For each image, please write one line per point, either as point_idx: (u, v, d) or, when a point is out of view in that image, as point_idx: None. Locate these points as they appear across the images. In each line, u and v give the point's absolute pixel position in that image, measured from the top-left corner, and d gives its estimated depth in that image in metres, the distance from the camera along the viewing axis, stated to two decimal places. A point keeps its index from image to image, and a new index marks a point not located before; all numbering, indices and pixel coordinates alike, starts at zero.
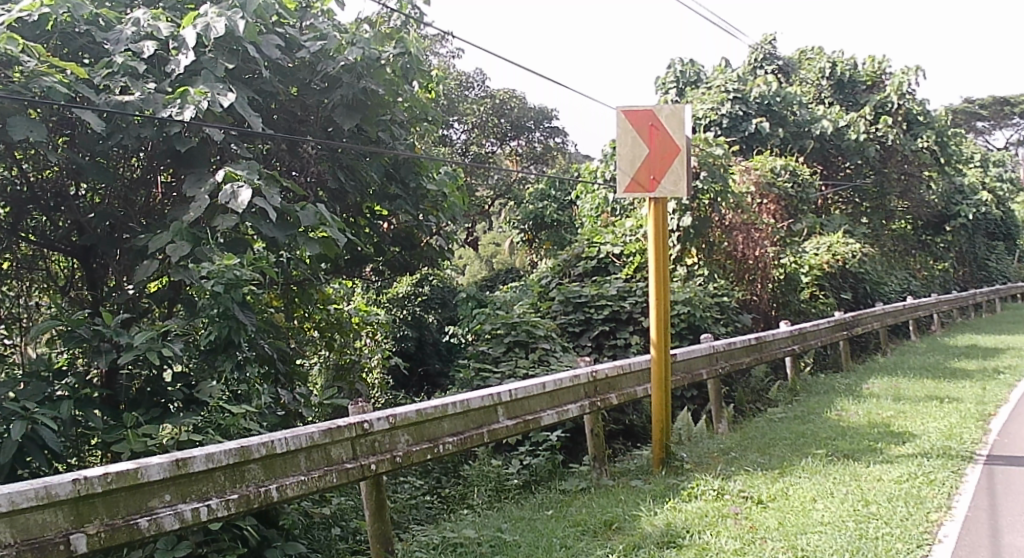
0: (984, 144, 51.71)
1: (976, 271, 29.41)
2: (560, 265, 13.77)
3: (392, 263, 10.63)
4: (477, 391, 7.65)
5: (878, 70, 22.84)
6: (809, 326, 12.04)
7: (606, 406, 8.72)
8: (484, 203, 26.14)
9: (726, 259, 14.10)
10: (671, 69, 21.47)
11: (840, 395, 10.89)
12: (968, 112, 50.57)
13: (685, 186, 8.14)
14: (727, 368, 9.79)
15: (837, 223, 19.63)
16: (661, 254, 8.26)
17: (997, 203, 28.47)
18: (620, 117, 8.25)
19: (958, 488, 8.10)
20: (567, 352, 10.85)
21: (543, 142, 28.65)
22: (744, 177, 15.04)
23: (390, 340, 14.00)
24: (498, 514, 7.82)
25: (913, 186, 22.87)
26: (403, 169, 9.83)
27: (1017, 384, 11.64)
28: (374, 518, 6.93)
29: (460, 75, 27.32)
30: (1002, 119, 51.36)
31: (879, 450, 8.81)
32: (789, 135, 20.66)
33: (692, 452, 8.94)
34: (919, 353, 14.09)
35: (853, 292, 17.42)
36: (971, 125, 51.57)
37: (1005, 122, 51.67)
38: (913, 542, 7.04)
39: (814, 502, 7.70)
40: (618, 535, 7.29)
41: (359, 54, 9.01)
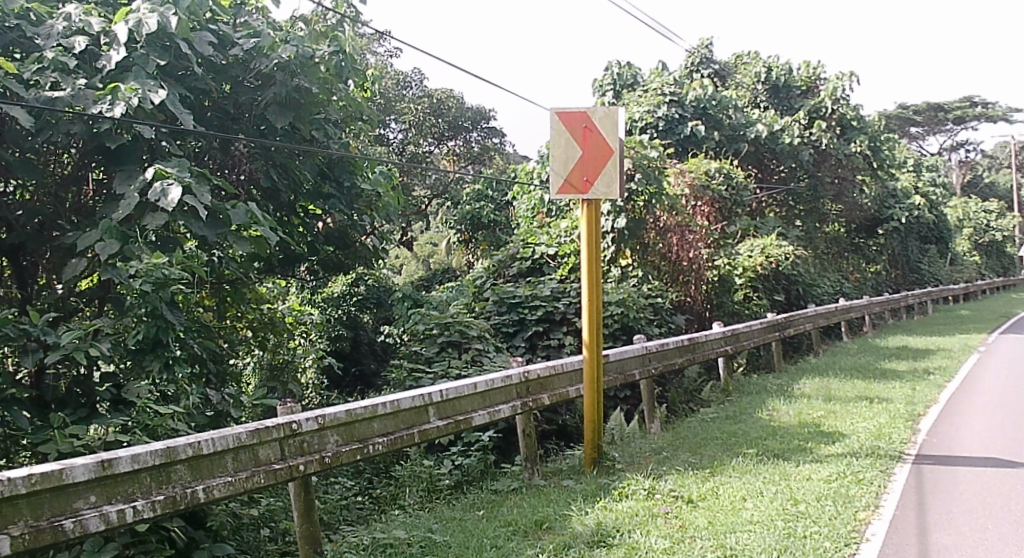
0: (918, 149, 52.54)
1: (907, 274, 29.86)
2: (495, 265, 13.77)
3: (326, 262, 10.55)
4: (408, 391, 7.61)
5: (813, 75, 23.00)
6: (743, 327, 12.13)
7: (539, 407, 8.71)
8: (420, 203, 25.96)
9: (660, 261, 14.28)
10: (607, 72, 21.49)
11: (773, 395, 11.00)
12: (902, 117, 51.40)
13: (618, 188, 8.16)
14: (660, 368, 9.81)
15: (772, 225, 19.80)
16: (593, 254, 8.27)
17: (929, 207, 28.88)
18: (554, 119, 8.23)
19: (886, 488, 8.20)
20: (502, 353, 10.84)
21: (481, 142, 28.63)
22: (678, 179, 15.20)
23: (324, 340, 13.91)
24: (429, 515, 7.79)
25: (847, 190, 23.09)
26: (337, 168, 9.81)
27: (946, 385, 11.82)
28: (303, 519, 6.86)
29: (398, 75, 27.18)
30: (936, 124, 52.03)
31: (809, 449, 8.90)
32: (725, 138, 20.77)
33: (625, 452, 8.96)
34: (850, 353, 14.26)
35: (787, 293, 17.53)
36: (905, 130, 52.39)
37: (938, 128, 52.42)
38: (841, 541, 7.14)
39: (744, 501, 7.77)
40: (548, 535, 7.30)
41: (292, 51, 9.00)
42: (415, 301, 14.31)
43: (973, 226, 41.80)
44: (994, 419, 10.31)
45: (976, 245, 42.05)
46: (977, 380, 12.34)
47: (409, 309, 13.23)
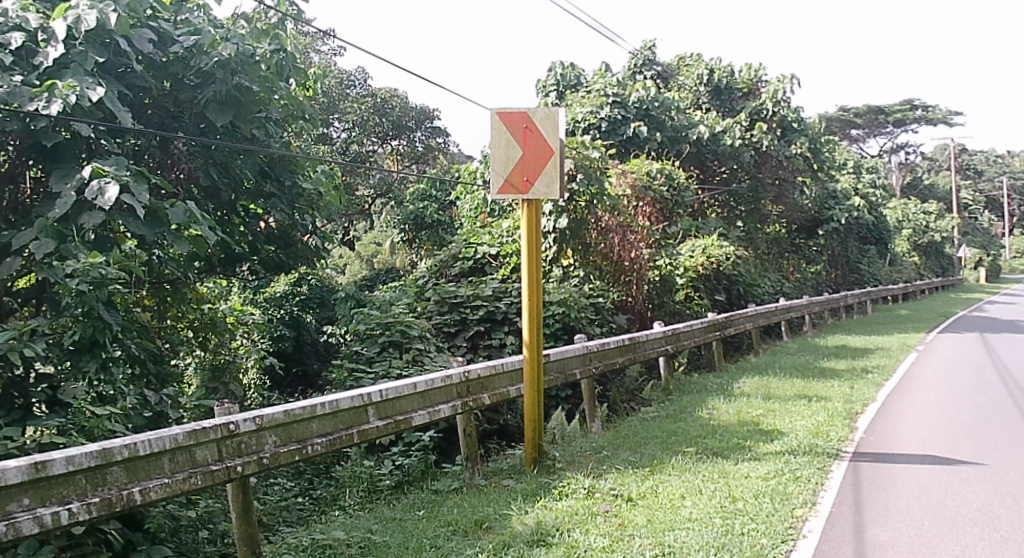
0: (859, 151, 53.11)
1: (847, 275, 30.17)
2: (437, 266, 13.74)
3: (268, 263, 10.48)
4: (347, 392, 7.59)
5: (754, 78, 22.94)
6: (685, 326, 12.22)
7: (479, 407, 8.73)
8: (363, 203, 25.76)
9: (601, 261, 14.40)
10: (551, 72, 21.39)
11: (713, 394, 11.09)
12: (842, 120, 51.91)
13: (558, 188, 8.21)
14: (601, 367, 9.86)
15: (714, 226, 19.95)
16: (533, 253, 8.31)
17: (869, 208, 29.15)
18: (494, 119, 8.24)
19: (823, 485, 8.31)
20: (443, 352, 10.84)
21: (424, 142, 28.55)
22: (620, 179, 15.27)
23: (266, 340, 13.80)
24: (369, 516, 7.78)
25: (787, 191, 23.30)
26: (278, 168, 9.83)
27: (884, 384, 12.01)
28: (241, 520, 6.80)
29: (342, 73, 26.94)
30: (876, 127, 52.52)
31: (748, 448, 8.99)
32: (666, 139, 20.60)
33: (566, 451, 9.00)
34: (790, 353, 14.41)
35: (728, 293, 17.58)
36: (846, 133, 52.90)
37: (879, 130, 52.93)
38: (778, 538, 7.23)
39: (683, 499, 7.83)
40: (488, 534, 7.31)
41: (232, 50, 9.03)
42: (357, 302, 14.28)
43: (911, 227, 42.29)
44: (928, 416, 10.49)
45: (916, 245, 42.53)
46: (914, 378, 12.57)
47: (350, 310, 13.19)
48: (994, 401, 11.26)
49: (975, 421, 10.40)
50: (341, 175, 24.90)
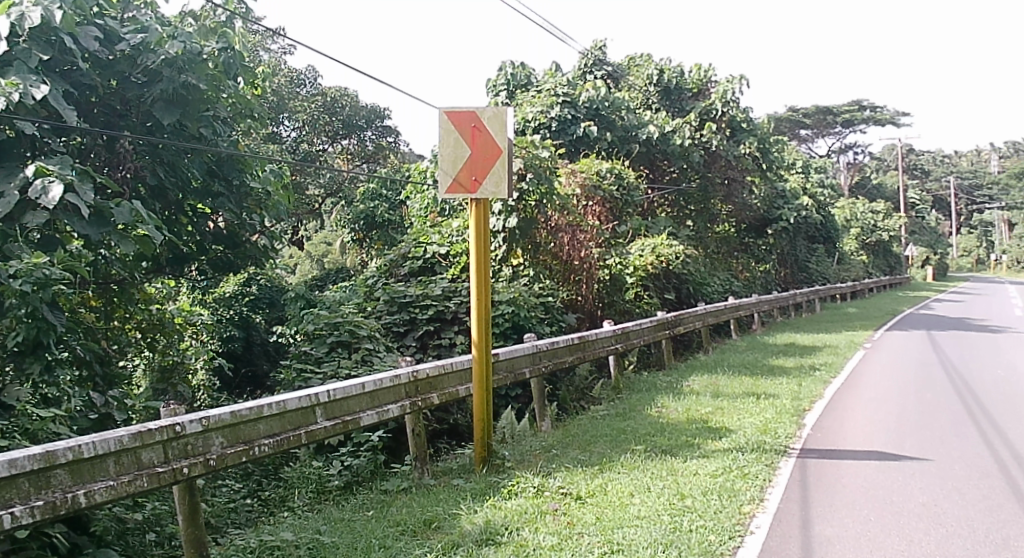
0: (808, 152, 53.54)
1: (796, 274, 30.43)
2: (386, 265, 13.73)
3: (215, 262, 10.80)
4: (294, 392, 7.55)
5: (704, 78, 23.01)
6: (634, 325, 12.29)
7: (428, 406, 8.72)
8: (312, 202, 25.57)
9: (551, 260, 14.48)
10: (501, 71, 21.19)
11: (662, 393, 11.17)
12: (791, 121, 52.27)
13: (507, 187, 8.24)
14: (550, 366, 9.89)
15: (662, 225, 19.97)
16: (482, 252, 8.32)
17: (818, 207, 29.41)
18: (442, 118, 8.23)
19: (771, 481, 8.40)
20: (392, 352, 10.83)
21: (374, 141, 28.43)
22: (570, 179, 15.34)
23: (213, 340, 13.69)
24: (317, 516, 7.74)
25: (736, 191, 23.46)
26: (227, 166, 10.04)
27: (831, 381, 12.18)
28: (187, 522, 6.73)
29: (291, 72, 26.71)
30: (825, 128, 52.97)
31: (696, 445, 9.06)
32: (616, 139, 20.63)
33: (515, 450, 9.01)
34: (740, 351, 14.55)
35: (677, 292, 17.68)
36: (795, 133, 53.29)
37: (827, 131, 53.28)
38: (725, 534, 7.29)
39: (632, 497, 7.88)
40: (437, 534, 7.30)
41: (179, 47, 8.98)
42: (307, 301, 14.22)
43: (859, 226, 42.73)
44: (875, 413, 10.64)
45: (863, 244, 42.96)
46: (862, 375, 12.75)
47: (300, 310, 13.12)
48: (940, 398, 11.46)
49: (921, 417, 10.57)
50: (290, 174, 24.70)
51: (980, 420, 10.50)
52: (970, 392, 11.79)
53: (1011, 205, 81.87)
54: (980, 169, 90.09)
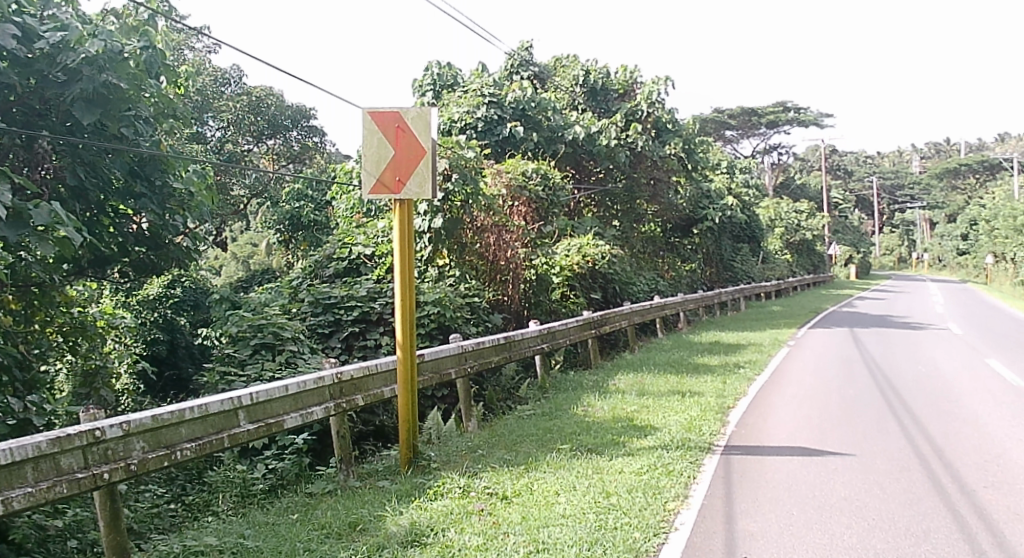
0: (733, 152, 54.05)
1: (721, 273, 30.73)
2: (311, 267, 13.67)
3: (138, 264, 10.76)
4: (216, 395, 7.45)
5: (630, 79, 23.07)
6: (560, 326, 12.36)
7: (353, 408, 8.69)
8: (238, 203, 25.21)
9: (478, 260, 14.58)
10: (427, 71, 21.15)
11: (588, 392, 11.26)
12: (717, 121, 52.56)
13: (430, 188, 8.30)
14: (476, 366, 9.93)
15: (587, 225, 20.00)
16: (406, 251, 8.37)
17: (743, 207, 29.77)
18: (366, 118, 8.26)
19: (695, 478, 8.49)
20: (316, 354, 10.80)
21: (300, 141, 28.18)
22: (495, 180, 15.38)
23: (136, 344, 13.47)
24: (241, 520, 7.66)
25: (661, 191, 23.66)
26: (149, 167, 10.08)
27: (755, 378, 12.38)
28: (109, 529, 6.61)
29: (215, 71, 26.34)
30: (750, 129, 53.52)
31: (622, 443, 9.16)
32: (543, 140, 20.63)
33: (441, 451, 9.00)
34: (665, 349, 14.72)
35: (604, 292, 17.79)
36: (720, 134, 53.72)
37: (752, 132, 53.92)
38: (650, 531, 7.37)
39: (557, 496, 7.91)
40: (362, 537, 7.27)
41: (99, 46, 8.87)
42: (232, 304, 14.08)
43: (784, 226, 43.31)
44: (798, 409, 10.83)
45: (788, 243, 43.60)
46: (785, 372, 12.98)
47: (225, 312, 12.97)
48: (862, 394, 11.70)
49: (842, 413, 10.78)
50: (215, 174, 24.34)
51: (900, 415, 10.75)
52: (891, 388, 12.07)
53: (934, 204, 83.94)
54: (905, 170, 92.09)
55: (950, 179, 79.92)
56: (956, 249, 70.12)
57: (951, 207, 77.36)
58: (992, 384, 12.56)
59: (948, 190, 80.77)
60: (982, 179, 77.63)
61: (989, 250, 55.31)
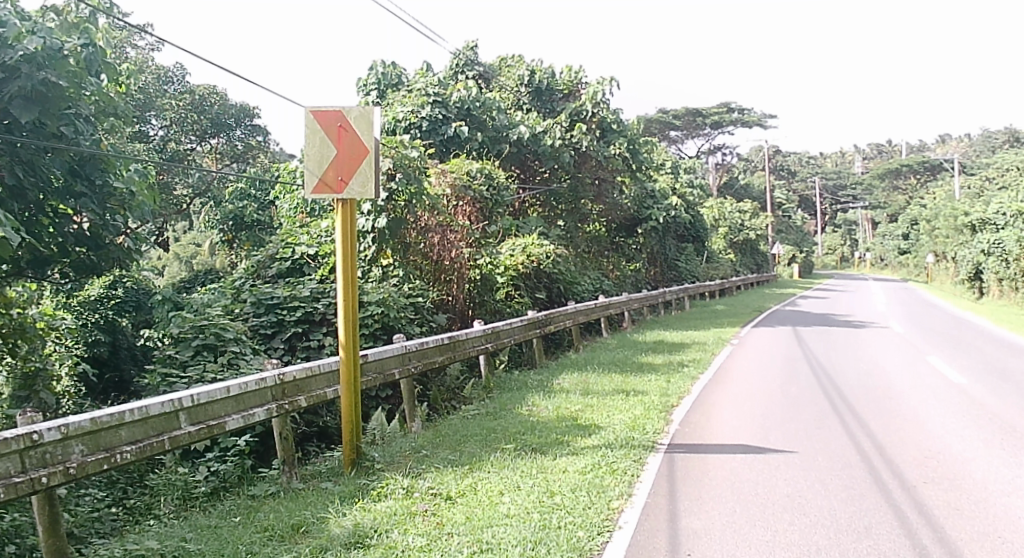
0: (677, 152, 54.39)
1: (665, 272, 30.93)
2: (253, 266, 13.55)
3: (79, 266, 10.77)
4: (156, 398, 7.35)
5: (574, 79, 23.16)
6: (504, 326, 12.36)
7: (295, 409, 8.63)
8: (180, 202, 24.89)
9: (422, 260, 14.55)
10: (371, 70, 21.00)
11: (532, 391, 11.28)
12: (662, 122, 52.95)
13: (373, 187, 8.39)
14: (420, 367, 9.93)
15: (532, 225, 20.02)
16: (348, 252, 8.43)
17: (686, 207, 30.01)
18: (309, 117, 8.37)
19: (638, 477, 8.55)
20: (259, 355, 10.73)
21: (244, 140, 27.91)
22: (440, 179, 15.44)
23: (76, 345, 13.26)
24: (183, 524, 7.57)
25: (606, 191, 23.78)
26: (88, 166, 10.13)
27: (698, 377, 12.53)
28: (47, 534, 6.51)
29: (157, 68, 25.97)
30: (694, 129, 53.91)
31: (566, 443, 9.20)
32: (488, 139, 20.60)
33: (385, 452, 8.97)
34: (610, 349, 14.80)
35: (549, 292, 17.84)
36: (665, 134, 54.04)
37: (696, 132, 54.31)
38: (594, 530, 7.40)
39: (501, 496, 7.92)
40: (305, 539, 7.21)
41: (39, 44, 9.04)
42: (174, 305, 13.92)
43: (727, 226, 43.74)
44: (742, 407, 10.95)
45: (732, 243, 44.06)
46: (730, 370, 13.11)
47: (168, 312, 12.78)
48: (806, 392, 11.85)
49: (785, 411, 10.92)
50: (157, 173, 24.01)
51: (842, 412, 10.91)
52: (833, 386, 12.24)
53: (876, 204, 85.38)
54: (848, 171, 93.51)
55: (892, 179, 81.42)
56: (897, 249, 71.35)
57: (893, 207, 78.78)
58: (932, 381, 12.80)
59: (890, 191, 82.27)
60: (923, 179, 79.71)
61: (929, 249, 56.31)
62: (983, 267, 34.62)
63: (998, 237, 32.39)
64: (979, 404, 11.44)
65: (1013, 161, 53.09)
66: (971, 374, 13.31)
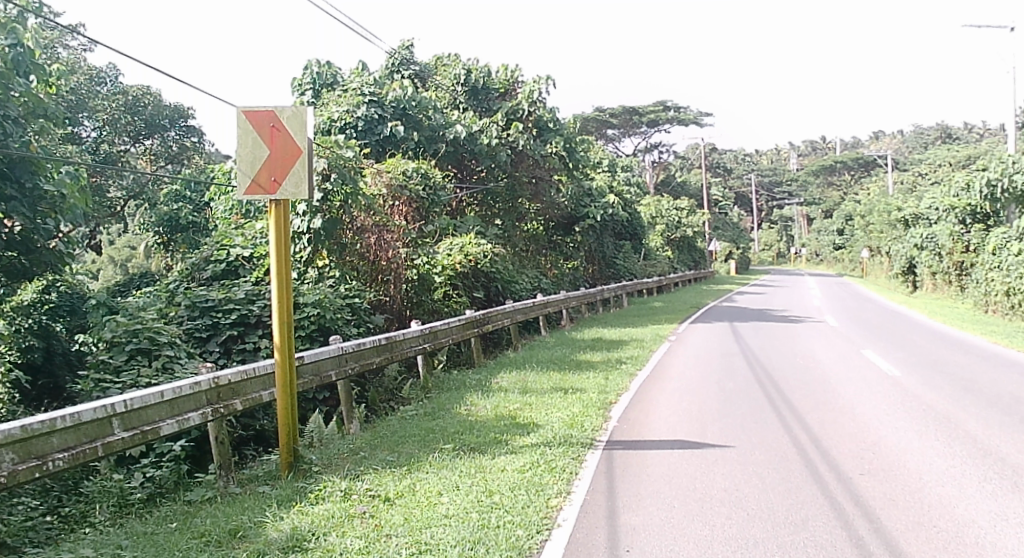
0: (615, 150, 54.72)
1: (603, 270, 31.12)
2: (188, 269, 13.40)
3: (10, 269, 11.06)
4: (89, 404, 7.23)
5: (511, 79, 23.27)
6: (442, 325, 12.34)
7: (231, 413, 8.54)
8: (114, 205, 24.53)
9: (358, 261, 14.59)
10: (306, 70, 20.84)
11: (470, 391, 11.29)
12: (599, 120, 53.33)
13: (306, 187, 8.39)
14: (357, 369, 9.96)
15: (469, 224, 20.05)
16: (282, 253, 8.40)
17: (623, 205, 30.26)
18: (241, 117, 8.33)
19: (577, 474, 8.59)
20: (194, 359, 10.64)
21: (178, 142, 27.60)
22: (375, 179, 15.59)
23: (8, 352, 13.00)
24: (119, 531, 7.44)
25: (543, 190, 23.86)
26: (18, 169, 10.28)
27: (636, 373, 12.67)
28: None
29: (90, 69, 25.59)
30: (631, 127, 54.27)
31: (505, 442, 9.22)
32: (424, 139, 20.50)
33: (323, 454, 8.91)
34: (548, 346, 14.87)
35: (487, 291, 17.87)
36: (603, 133, 54.41)
37: (633, 130, 54.65)
38: (533, 529, 7.42)
39: (439, 496, 7.90)
40: (242, 543, 7.13)
41: None
42: (109, 309, 13.72)
43: (665, 223, 44.17)
44: (680, 403, 11.06)
45: (670, 240, 44.51)
46: (668, 366, 13.25)
47: (102, 317, 12.56)
48: (743, 387, 12.00)
49: (723, 405, 11.05)
50: (89, 175, 23.63)
51: (779, 406, 11.07)
52: (771, 380, 12.41)
53: (812, 201, 86.83)
54: (783, 167, 94.96)
55: (827, 176, 82.88)
56: (833, 244, 72.60)
57: (828, 203, 80.28)
58: (868, 374, 13.04)
59: (826, 187, 83.76)
60: (857, 176, 81.35)
61: (863, 245, 57.33)
62: (917, 261, 35.36)
63: (931, 231, 33.08)
64: (913, 396, 11.69)
65: (945, 158, 54.28)
66: (906, 367, 13.59)
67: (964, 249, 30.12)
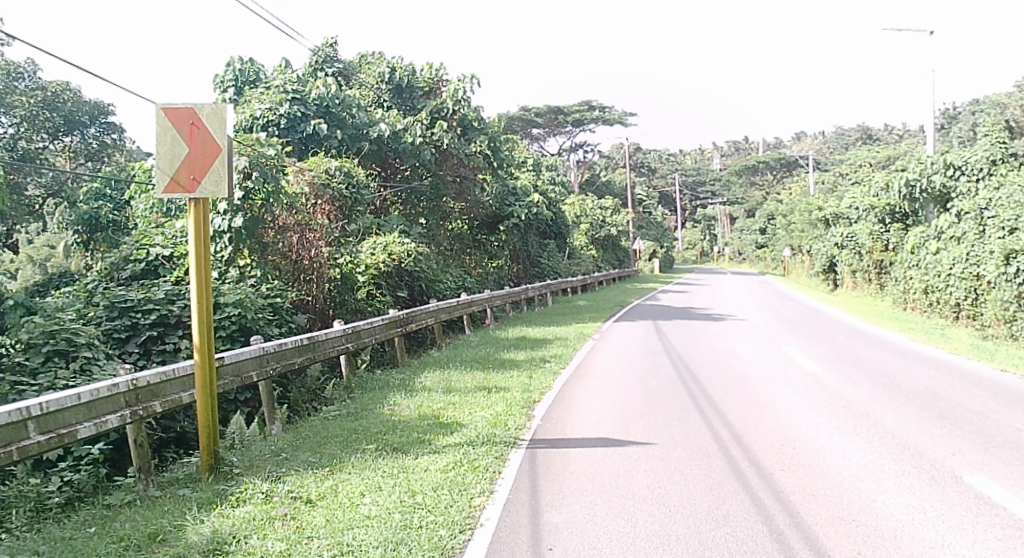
0: (539, 149, 54.86)
1: (528, 269, 31.23)
2: (106, 269, 13.15)
3: None
4: (2, 407, 7.07)
5: (435, 78, 23.30)
6: (365, 325, 12.32)
7: (150, 415, 8.40)
8: (32, 203, 23.94)
9: (280, 259, 14.53)
10: (228, 67, 20.56)
11: (393, 390, 11.28)
12: (524, 120, 53.49)
13: (226, 185, 8.35)
14: (278, 369, 9.87)
15: (394, 224, 20.01)
16: (201, 250, 8.31)
17: (547, 204, 30.45)
18: (159, 115, 8.24)
19: (500, 473, 8.63)
20: (112, 360, 10.49)
21: (98, 139, 27.05)
22: (298, 178, 15.52)
23: None
24: (36, 537, 7.27)
25: (468, 189, 23.88)
26: None
27: (559, 370, 12.85)
28: None
29: (7, 64, 24.96)
30: (555, 127, 54.51)
31: (428, 441, 9.23)
32: (346, 138, 20.40)
33: (244, 456, 8.84)
34: (472, 345, 14.93)
35: (410, 291, 17.86)
36: (528, 133, 54.61)
37: (558, 129, 54.89)
38: (456, 528, 7.45)
39: (362, 497, 7.89)
40: (163, 548, 7.03)
41: None
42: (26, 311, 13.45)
43: (589, 222, 44.48)
44: (604, 402, 11.14)
45: (594, 239, 44.87)
46: (593, 365, 13.34)
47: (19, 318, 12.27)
48: (667, 385, 12.13)
49: (647, 404, 11.15)
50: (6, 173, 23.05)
51: (702, 404, 11.21)
52: (694, 377, 12.58)
53: (735, 200, 88.26)
54: (707, 167, 96.32)
55: (750, 176, 84.30)
56: (756, 242, 73.87)
57: (751, 202, 81.56)
58: (790, 370, 13.30)
59: (749, 187, 85.18)
60: (779, 175, 82.93)
61: (785, 244, 58.48)
62: (837, 259, 36.15)
63: (850, 230, 33.86)
64: (834, 392, 11.95)
65: (865, 159, 55.53)
66: (826, 363, 13.90)
67: (882, 248, 30.86)
